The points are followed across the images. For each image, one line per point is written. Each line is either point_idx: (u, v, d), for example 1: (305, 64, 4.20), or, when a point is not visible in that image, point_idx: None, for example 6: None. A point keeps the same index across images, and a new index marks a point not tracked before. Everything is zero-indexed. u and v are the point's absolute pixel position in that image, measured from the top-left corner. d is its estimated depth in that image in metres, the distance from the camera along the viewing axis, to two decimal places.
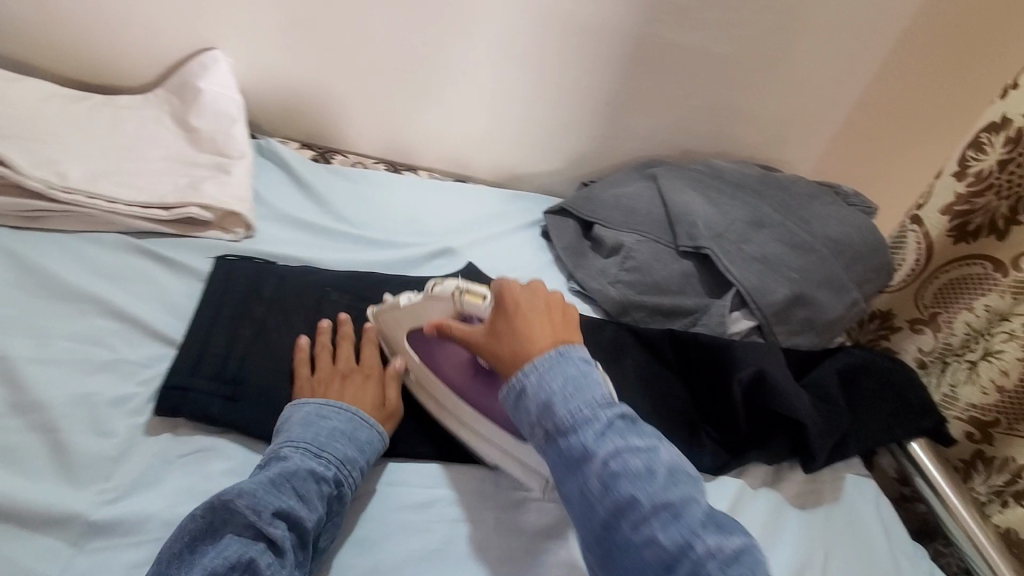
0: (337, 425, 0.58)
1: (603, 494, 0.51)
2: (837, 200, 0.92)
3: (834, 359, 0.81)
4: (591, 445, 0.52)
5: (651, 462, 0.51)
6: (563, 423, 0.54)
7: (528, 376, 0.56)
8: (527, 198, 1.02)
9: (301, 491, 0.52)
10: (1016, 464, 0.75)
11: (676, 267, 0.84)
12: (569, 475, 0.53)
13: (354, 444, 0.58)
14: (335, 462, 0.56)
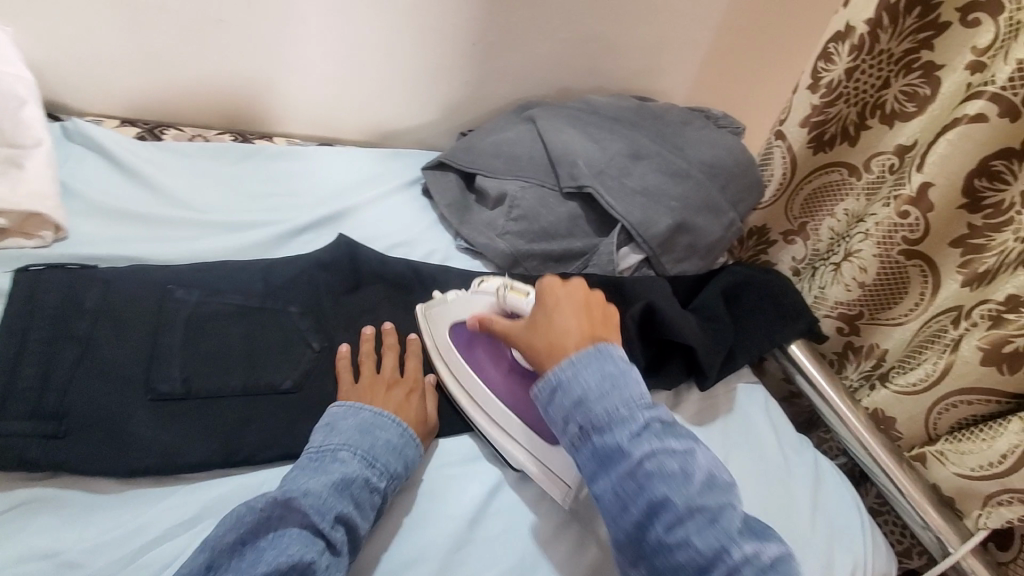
0: (392, 438, 0.57)
1: (637, 495, 0.48)
2: (708, 124, 0.94)
3: (717, 281, 0.85)
4: (626, 445, 0.49)
5: (690, 468, 0.49)
6: (599, 421, 0.50)
7: (563, 369, 0.53)
8: (403, 155, 0.95)
9: (358, 499, 0.51)
10: (880, 348, 0.82)
11: (563, 210, 0.82)
12: (600, 472, 0.50)
13: (408, 454, 0.57)
14: (387, 471, 0.55)
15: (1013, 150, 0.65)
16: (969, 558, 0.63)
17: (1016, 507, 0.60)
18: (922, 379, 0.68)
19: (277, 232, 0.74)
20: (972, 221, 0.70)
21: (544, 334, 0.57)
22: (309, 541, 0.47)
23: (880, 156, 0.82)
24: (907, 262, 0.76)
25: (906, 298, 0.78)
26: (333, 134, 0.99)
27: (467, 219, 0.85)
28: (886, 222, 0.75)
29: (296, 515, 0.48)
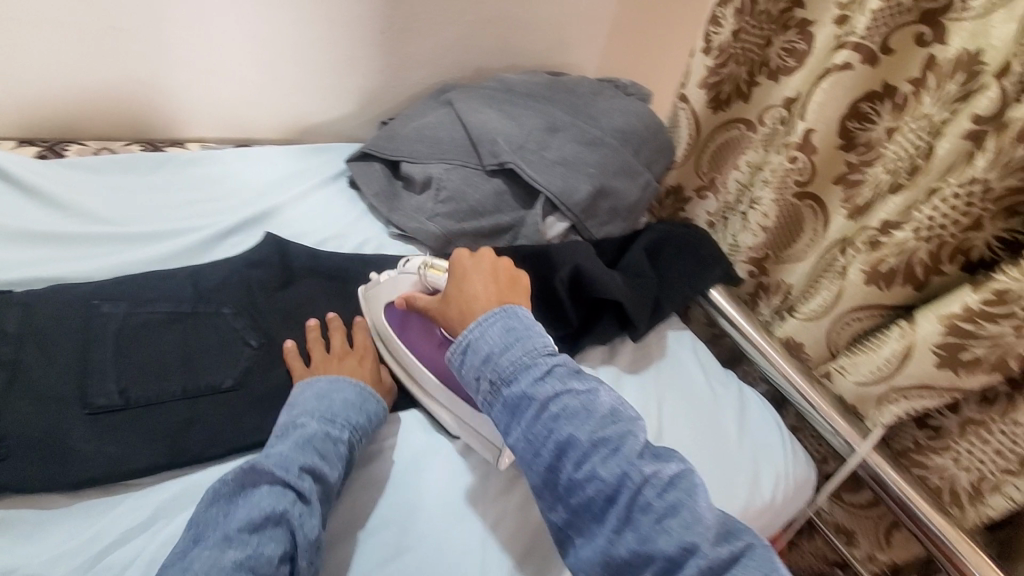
0: (348, 397, 0.61)
1: (545, 437, 0.52)
2: (618, 92, 0.99)
3: (640, 239, 0.91)
4: (530, 390, 0.53)
5: (592, 407, 0.52)
6: (505, 373, 0.54)
7: (472, 332, 0.57)
8: (325, 149, 0.95)
9: (322, 450, 0.55)
10: (786, 284, 0.91)
11: (488, 186, 0.85)
12: (512, 421, 0.54)
13: (367, 409, 0.61)
14: (348, 425, 0.58)
15: (876, 93, 0.74)
16: (871, 453, 0.72)
17: (901, 403, 0.69)
18: (820, 306, 0.77)
19: (203, 237, 0.74)
20: (848, 159, 0.78)
21: (459, 300, 0.62)
22: (280, 493, 0.51)
23: (770, 109, 0.89)
24: (799, 203, 0.84)
25: (803, 235, 0.87)
26: (250, 134, 0.97)
27: (397, 206, 0.87)
28: (780, 168, 0.83)
29: (265, 475, 0.52)
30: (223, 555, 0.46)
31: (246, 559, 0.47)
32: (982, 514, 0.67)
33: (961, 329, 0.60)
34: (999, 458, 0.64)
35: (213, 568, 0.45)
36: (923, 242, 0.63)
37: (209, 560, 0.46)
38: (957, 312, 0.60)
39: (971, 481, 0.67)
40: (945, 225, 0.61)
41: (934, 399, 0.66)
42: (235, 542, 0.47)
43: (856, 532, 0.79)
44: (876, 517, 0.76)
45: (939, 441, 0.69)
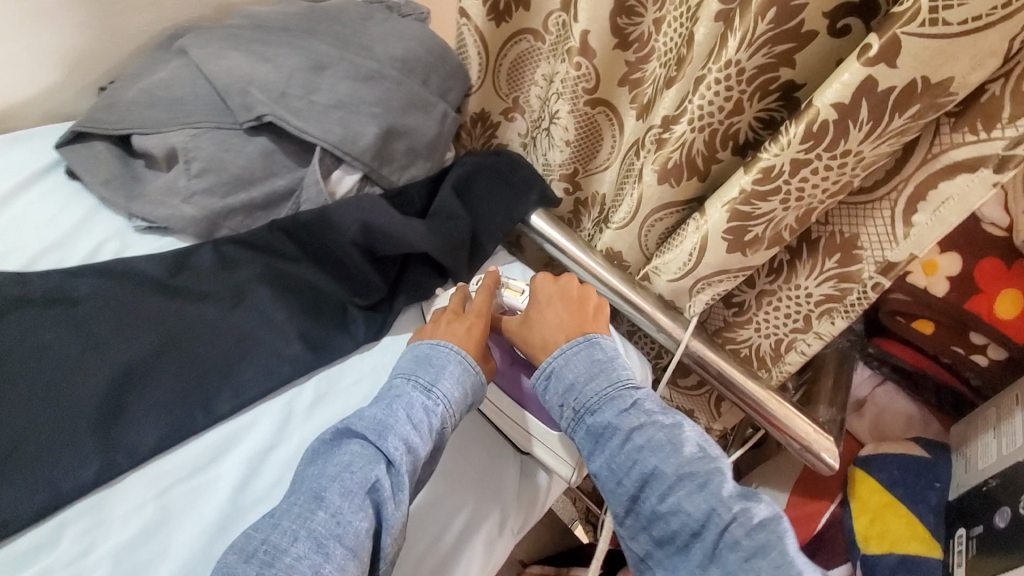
0: (450, 364, 0.61)
1: (630, 467, 0.57)
2: (391, 14, 0.87)
3: (450, 175, 0.85)
4: (614, 420, 0.59)
5: (675, 440, 0.57)
6: (587, 402, 0.60)
7: (554, 361, 0.63)
8: (28, 135, 0.73)
9: (412, 418, 0.56)
10: (600, 196, 0.92)
11: (251, 148, 0.70)
12: (596, 448, 0.59)
13: (465, 378, 0.61)
14: (445, 396, 0.58)
15: None
16: (693, 341, 0.75)
17: (707, 291, 0.73)
18: (628, 212, 0.77)
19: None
20: (627, 58, 0.77)
21: (539, 331, 0.67)
22: (371, 461, 0.52)
23: (551, 15, 0.84)
24: (594, 110, 0.82)
25: (604, 144, 0.87)
26: None
27: (139, 192, 0.70)
28: (568, 79, 0.78)
29: (362, 439, 0.54)
30: (314, 516, 0.49)
31: (333, 525, 0.48)
32: (784, 370, 0.74)
33: (740, 212, 0.62)
34: (789, 319, 0.70)
35: (301, 530, 0.48)
36: (698, 131, 0.63)
37: (299, 521, 0.48)
38: (736, 197, 0.62)
39: (772, 345, 0.73)
40: (713, 113, 0.61)
41: (731, 281, 0.70)
42: (328, 501, 0.49)
43: (695, 409, 0.84)
44: (706, 394, 0.81)
45: (743, 315, 0.74)
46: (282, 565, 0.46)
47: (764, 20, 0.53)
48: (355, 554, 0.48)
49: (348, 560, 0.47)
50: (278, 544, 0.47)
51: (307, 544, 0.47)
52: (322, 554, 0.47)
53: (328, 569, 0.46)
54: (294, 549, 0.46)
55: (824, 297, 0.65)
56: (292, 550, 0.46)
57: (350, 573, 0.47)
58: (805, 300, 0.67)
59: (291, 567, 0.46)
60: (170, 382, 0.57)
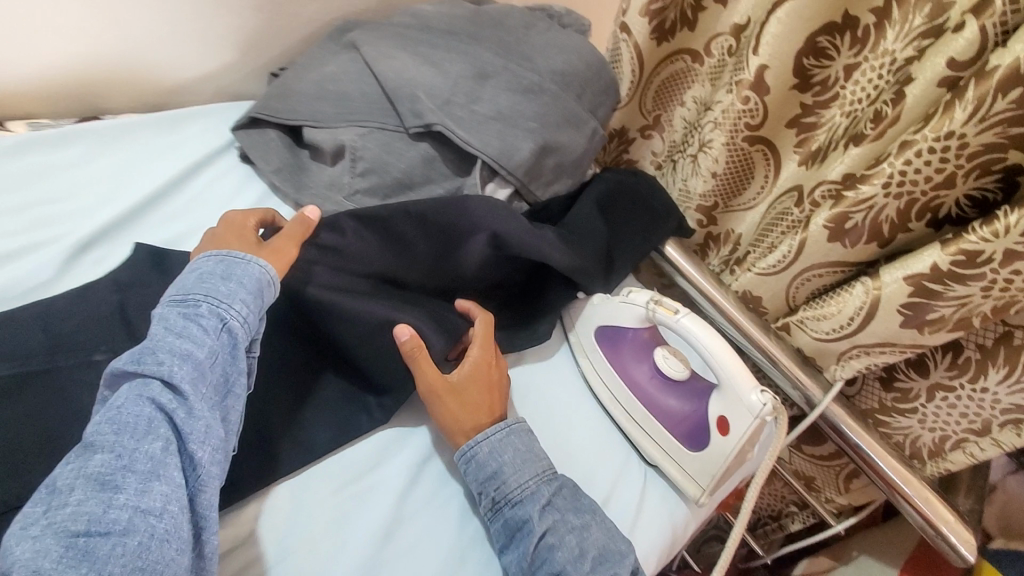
0: (210, 279, 0.52)
1: (539, 566, 0.53)
2: (552, 23, 0.85)
3: (590, 193, 0.83)
4: (533, 517, 0.55)
5: (584, 542, 0.54)
6: (511, 494, 0.56)
7: (479, 444, 0.58)
8: (202, 111, 0.77)
9: (180, 334, 0.48)
10: (736, 234, 0.88)
11: (413, 153, 0.72)
12: (510, 542, 0.55)
13: (234, 282, 0.53)
14: (210, 308, 0.50)
15: (836, 24, 0.66)
16: (832, 405, 0.72)
17: (863, 358, 0.69)
18: (780, 260, 0.74)
19: (61, 253, 0.60)
20: (803, 100, 0.73)
21: (475, 407, 0.60)
22: (141, 392, 0.45)
23: (717, 38, 0.80)
24: (751, 148, 0.78)
25: (753, 182, 0.82)
26: (101, 102, 0.76)
27: (305, 183, 0.73)
28: (732, 110, 0.75)
29: (128, 378, 0.46)
30: (88, 462, 0.41)
31: (116, 460, 0.42)
32: (940, 467, 0.70)
33: (929, 289, 0.58)
34: (964, 420, 0.65)
35: (80, 477, 0.40)
36: (893, 198, 0.60)
37: (72, 471, 0.41)
38: (926, 271, 0.58)
39: (935, 440, 0.69)
40: (917, 181, 0.58)
41: (895, 354, 0.66)
42: (102, 444, 0.42)
43: (816, 477, 0.82)
44: (837, 467, 0.79)
45: (908, 404, 0.69)
46: (63, 517, 0.38)
47: (1004, 98, 0.49)
48: (156, 474, 0.43)
49: (148, 482, 0.42)
50: (53, 502, 0.39)
51: (89, 489, 0.40)
52: (110, 490, 0.41)
53: (125, 500, 0.41)
54: (71, 499, 0.39)
55: (1014, 407, 0.61)
56: (70, 498, 0.39)
57: (154, 493, 0.42)
58: (990, 406, 0.63)
59: (73, 516, 0.39)
60: (338, 387, 0.63)
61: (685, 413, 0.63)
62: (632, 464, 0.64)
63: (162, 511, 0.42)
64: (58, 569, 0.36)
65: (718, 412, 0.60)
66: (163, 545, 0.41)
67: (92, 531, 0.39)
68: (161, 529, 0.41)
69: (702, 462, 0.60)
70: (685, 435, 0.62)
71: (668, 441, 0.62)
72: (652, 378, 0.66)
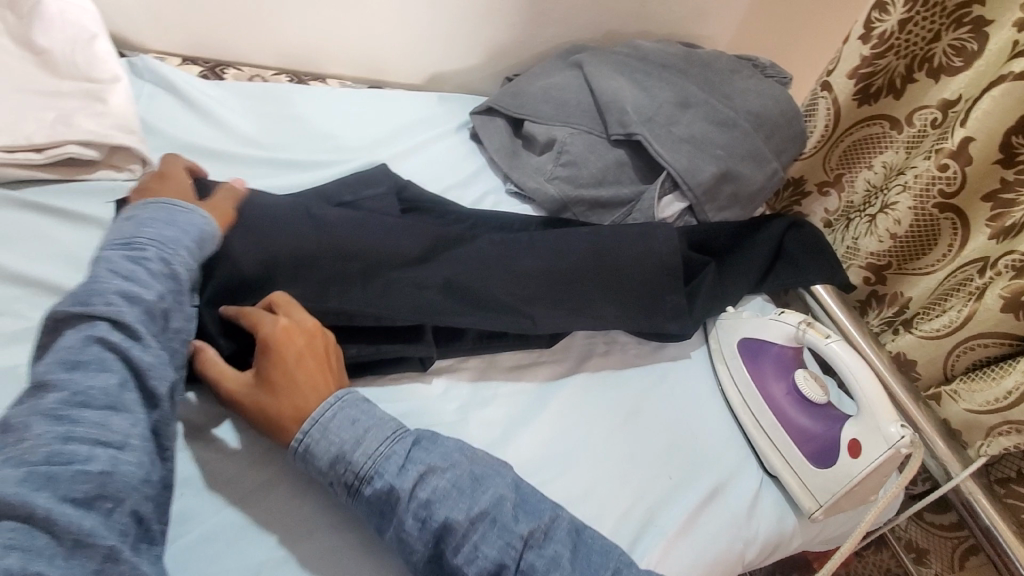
0: (148, 225, 0.53)
1: (420, 527, 0.48)
2: (756, 72, 0.94)
3: (772, 229, 0.90)
4: (394, 479, 0.50)
5: (454, 477, 0.51)
6: (362, 469, 0.50)
7: (309, 433, 0.51)
8: (452, 98, 0.97)
9: (124, 274, 0.48)
10: (904, 297, 0.86)
11: (611, 155, 0.84)
12: (382, 520, 0.50)
13: (175, 225, 0.54)
14: (154, 247, 0.51)
15: None
16: (967, 480, 0.70)
17: (1014, 436, 0.68)
18: (946, 325, 0.74)
19: (347, 169, 0.77)
20: (1005, 176, 0.73)
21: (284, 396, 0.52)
22: (86, 332, 0.44)
23: (922, 110, 0.83)
24: (940, 215, 0.79)
25: (934, 250, 0.82)
26: (382, 76, 0.99)
27: (517, 163, 0.88)
28: (925, 175, 0.77)
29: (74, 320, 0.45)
30: (40, 400, 0.41)
31: (73, 392, 0.41)
32: None
33: None
34: None
35: (33, 416, 0.40)
36: None
37: (25, 411, 0.40)
38: None
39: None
40: None
41: None
42: (55, 384, 0.41)
43: (930, 551, 0.80)
44: (956, 539, 0.76)
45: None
46: (19, 451, 0.38)
47: None
48: (114, 407, 0.43)
49: (108, 416, 0.42)
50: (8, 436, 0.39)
51: (47, 420, 0.40)
52: (69, 422, 0.40)
53: (87, 429, 0.40)
54: (30, 431, 0.39)
55: None
56: (27, 433, 0.39)
57: (115, 425, 0.42)
58: None
59: (32, 450, 0.38)
60: None
61: (816, 432, 0.65)
62: (750, 466, 0.67)
63: (123, 444, 0.42)
64: (26, 494, 0.36)
65: (852, 435, 0.62)
66: (125, 473, 0.41)
67: (53, 461, 0.38)
68: (123, 458, 0.41)
69: (824, 479, 0.62)
70: (815, 452, 0.64)
71: (792, 453, 0.64)
72: (787, 393, 0.68)
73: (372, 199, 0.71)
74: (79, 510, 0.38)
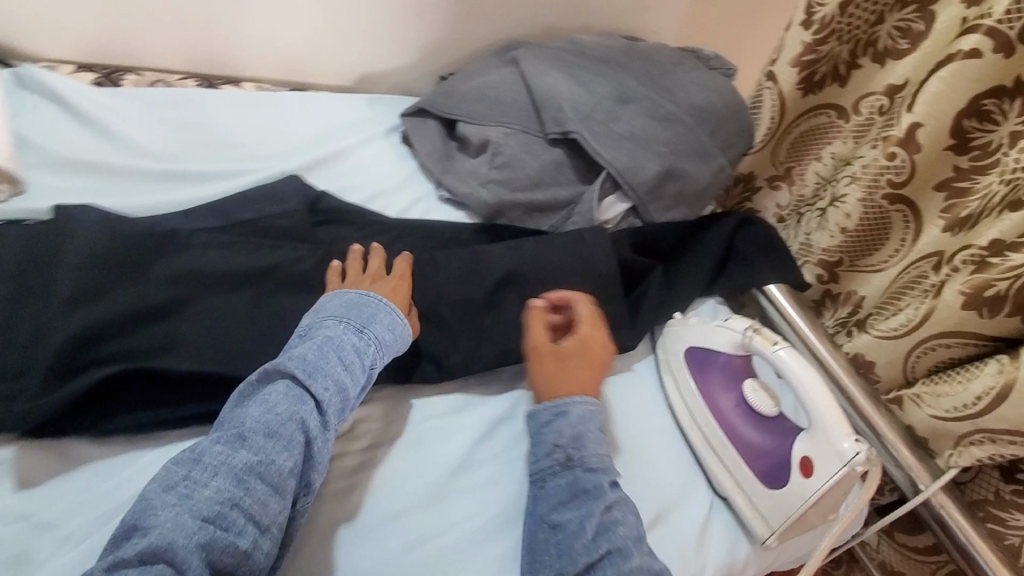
0: (378, 313, 0.57)
1: (597, 538, 0.51)
2: (699, 64, 0.90)
3: (723, 227, 0.85)
4: (605, 486, 0.54)
5: (636, 521, 0.54)
6: (592, 459, 0.56)
7: (578, 405, 0.58)
8: (382, 101, 0.91)
9: (344, 360, 0.52)
10: (858, 295, 0.82)
11: (547, 156, 0.79)
12: (571, 503, 0.53)
13: (394, 328, 0.57)
14: (376, 340, 0.55)
15: (1005, 88, 0.64)
16: (938, 494, 0.65)
17: (987, 446, 0.62)
18: (903, 324, 0.70)
19: (253, 179, 0.70)
20: (959, 163, 0.69)
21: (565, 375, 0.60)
22: (296, 403, 0.49)
23: (870, 97, 0.79)
24: (891, 207, 0.75)
25: (886, 244, 0.78)
26: (305, 78, 0.92)
27: (450, 168, 0.82)
28: (874, 165, 0.74)
29: (287, 381, 0.50)
30: (235, 454, 0.45)
31: (258, 460, 0.46)
32: None
33: None
34: None
35: (222, 466, 0.45)
36: None
37: (220, 456, 0.45)
38: None
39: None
40: None
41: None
42: (250, 441, 0.46)
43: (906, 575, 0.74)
44: (933, 564, 0.71)
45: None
46: (200, 498, 0.43)
47: None
48: (279, 491, 0.46)
49: (270, 496, 0.45)
50: (197, 478, 0.44)
51: (228, 479, 0.44)
52: (241, 488, 0.44)
53: (249, 503, 0.44)
54: (212, 484, 0.44)
55: None
56: (211, 483, 0.44)
57: (272, 509, 0.45)
58: None
59: (209, 500, 0.43)
60: None
61: (767, 449, 0.60)
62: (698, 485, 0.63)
63: (267, 528, 0.45)
64: (184, 551, 0.40)
65: (804, 453, 0.57)
66: (256, 560, 0.43)
67: (216, 522, 0.42)
68: (263, 543, 0.44)
69: (777, 502, 0.57)
70: (767, 471, 0.59)
71: (743, 473, 0.60)
72: (735, 407, 0.63)
73: (278, 210, 0.64)
74: None
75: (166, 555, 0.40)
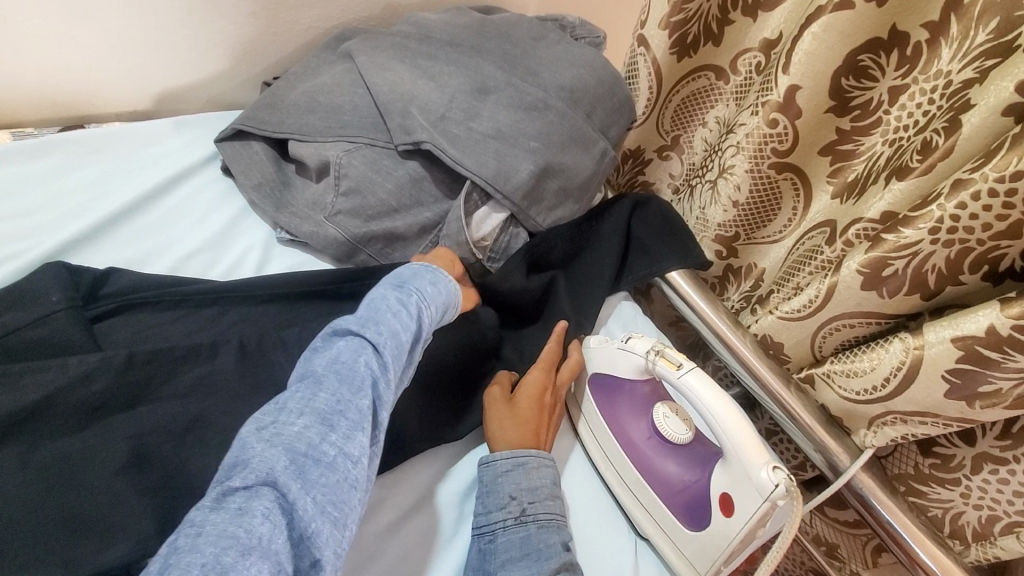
0: (416, 278, 0.56)
1: None
2: (564, 35, 0.79)
3: (613, 215, 0.77)
4: (560, 547, 0.49)
5: None
6: (545, 516, 0.51)
7: (530, 457, 0.54)
8: (192, 122, 0.74)
9: (392, 312, 0.51)
10: (759, 268, 0.77)
11: (402, 172, 0.66)
12: (520, 560, 0.47)
13: (435, 284, 0.57)
14: (416, 296, 0.54)
15: (881, 41, 0.58)
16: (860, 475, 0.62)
17: (899, 426, 0.60)
18: (806, 305, 0.65)
19: None
20: (840, 125, 0.64)
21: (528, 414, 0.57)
22: (359, 350, 0.47)
23: (745, 54, 0.72)
24: (779, 176, 0.69)
25: (780, 214, 0.73)
26: (86, 110, 0.73)
27: (288, 201, 0.68)
28: (757, 133, 0.67)
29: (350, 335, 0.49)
30: (314, 397, 0.43)
31: (335, 403, 0.44)
32: (987, 554, 0.59)
33: (983, 355, 0.51)
34: (1017, 499, 0.56)
35: (305, 407, 0.43)
36: (941, 245, 0.52)
37: (302, 399, 0.43)
38: (979, 334, 0.51)
39: (981, 519, 0.59)
40: (973, 228, 0.50)
41: (938, 428, 0.57)
42: (326, 384, 0.44)
43: (840, 545, 0.73)
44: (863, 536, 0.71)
45: (946, 472, 0.61)
46: (290, 433, 0.41)
47: None
48: (361, 428, 0.44)
49: (354, 432, 0.43)
50: (283, 418, 0.42)
51: (312, 418, 0.42)
52: (328, 425, 0.42)
53: (335, 439, 0.42)
54: (301, 420, 0.42)
55: None
56: (298, 420, 0.42)
57: (355, 445, 0.43)
58: None
59: (299, 435, 0.41)
60: None
61: (685, 482, 0.55)
62: (620, 528, 0.57)
63: (356, 464, 0.42)
64: (282, 477, 0.38)
65: (722, 489, 0.51)
66: (348, 494, 0.41)
67: (307, 455, 0.40)
68: (354, 475, 0.42)
69: (699, 543, 0.52)
70: (688, 510, 0.54)
71: (660, 512, 0.55)
72: (648, 437, 0.58)
73: (38, 316, 0.49)
74: (316, 509, 0.39)
75: (268, 481, 0.38)
